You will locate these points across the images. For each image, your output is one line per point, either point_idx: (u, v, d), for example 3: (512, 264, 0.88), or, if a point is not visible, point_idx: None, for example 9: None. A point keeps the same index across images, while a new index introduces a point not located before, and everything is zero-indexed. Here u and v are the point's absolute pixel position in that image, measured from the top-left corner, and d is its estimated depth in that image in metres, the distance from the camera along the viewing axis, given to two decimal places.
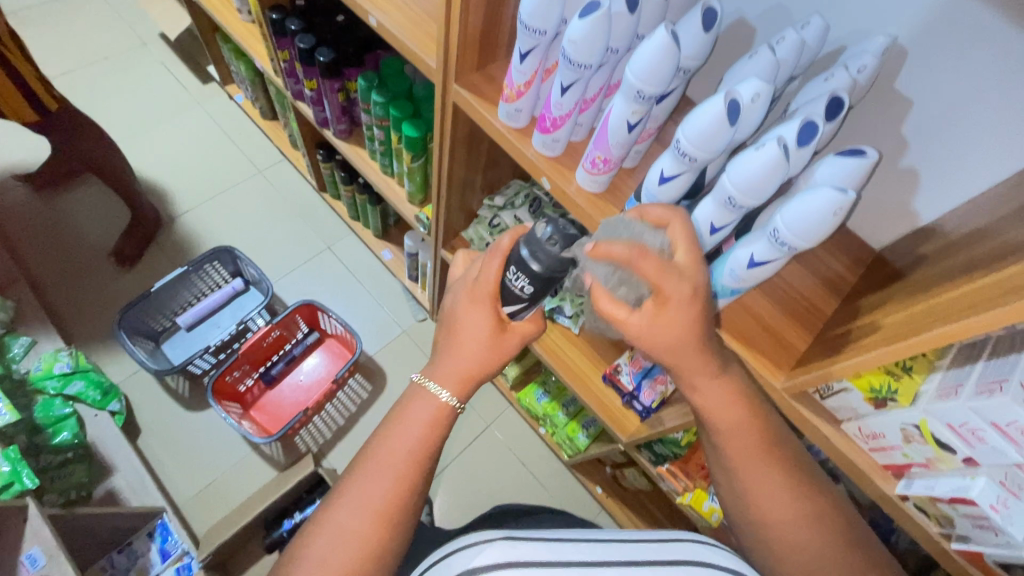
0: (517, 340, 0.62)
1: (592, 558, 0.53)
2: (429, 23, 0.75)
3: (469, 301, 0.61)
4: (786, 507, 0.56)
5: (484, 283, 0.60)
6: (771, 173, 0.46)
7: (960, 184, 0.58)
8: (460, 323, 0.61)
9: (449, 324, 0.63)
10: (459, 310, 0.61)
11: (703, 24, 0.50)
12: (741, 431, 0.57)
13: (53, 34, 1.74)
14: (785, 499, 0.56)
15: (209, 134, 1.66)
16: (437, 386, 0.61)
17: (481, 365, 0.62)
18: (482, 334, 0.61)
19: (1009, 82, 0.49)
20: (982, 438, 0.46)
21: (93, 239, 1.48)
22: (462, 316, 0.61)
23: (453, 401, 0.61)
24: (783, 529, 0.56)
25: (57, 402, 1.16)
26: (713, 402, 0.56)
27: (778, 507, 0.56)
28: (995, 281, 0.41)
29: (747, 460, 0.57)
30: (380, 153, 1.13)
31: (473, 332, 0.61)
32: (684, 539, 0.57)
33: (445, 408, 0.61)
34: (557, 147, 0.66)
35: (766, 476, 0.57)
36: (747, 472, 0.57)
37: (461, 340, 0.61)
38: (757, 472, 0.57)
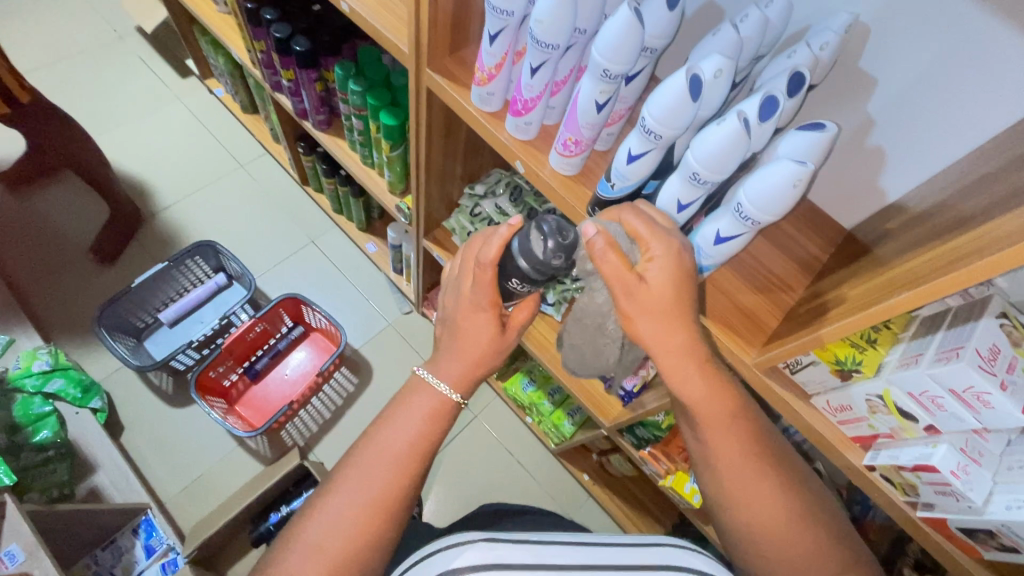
0: (518, 333, 0.66)
1: (574, 560, 0.52)
2: (401, 8, 0.75)
3: (469, 309, 0.63)
4: (768, 503, 0.54)
5: (483, 293, 0.62)
6: (732, 147, 0.47)
7: (924, 161, 0.59)
8: (463, 329, 0.64)
9: (450, 326, 0.65)
10: (459, 314, 0.64)
11: (667, 3, 0.51)
12: (724, 428, 0.56)
13: (26, 28, 1.71)
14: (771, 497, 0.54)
15: (188, 129, 1.64)
16: (436, 381, 0.63)
17: (484, 359, 0.65)
18: (484, 337, 0.64)
19: (968, 57, 0.50)
20: (941, 405, 0.47)
21: (71, 236, 1.45)
22: (463, 321, 0.64)
23: (455, 396, 0.63)
24: (769, 530, 0.54)
25: (37, 400, 1.14)
26: (695, 397, 0.55)
27: (761, 505, 0.54)
28: (950, 251, 0.42)
29: (730, 458, 0.56)
30: (359, 143, 1.12)
31: (476, 336, 0.63)
32: (663, 542, 0.56)
33: (446, 402, 0.63)
34: (530, 130, 0.66)
35: (751, 476, 0.55)
36: (730, 470, 0.56)
37: (464, 339, 0.64)
38: (741, 472, 0.55)
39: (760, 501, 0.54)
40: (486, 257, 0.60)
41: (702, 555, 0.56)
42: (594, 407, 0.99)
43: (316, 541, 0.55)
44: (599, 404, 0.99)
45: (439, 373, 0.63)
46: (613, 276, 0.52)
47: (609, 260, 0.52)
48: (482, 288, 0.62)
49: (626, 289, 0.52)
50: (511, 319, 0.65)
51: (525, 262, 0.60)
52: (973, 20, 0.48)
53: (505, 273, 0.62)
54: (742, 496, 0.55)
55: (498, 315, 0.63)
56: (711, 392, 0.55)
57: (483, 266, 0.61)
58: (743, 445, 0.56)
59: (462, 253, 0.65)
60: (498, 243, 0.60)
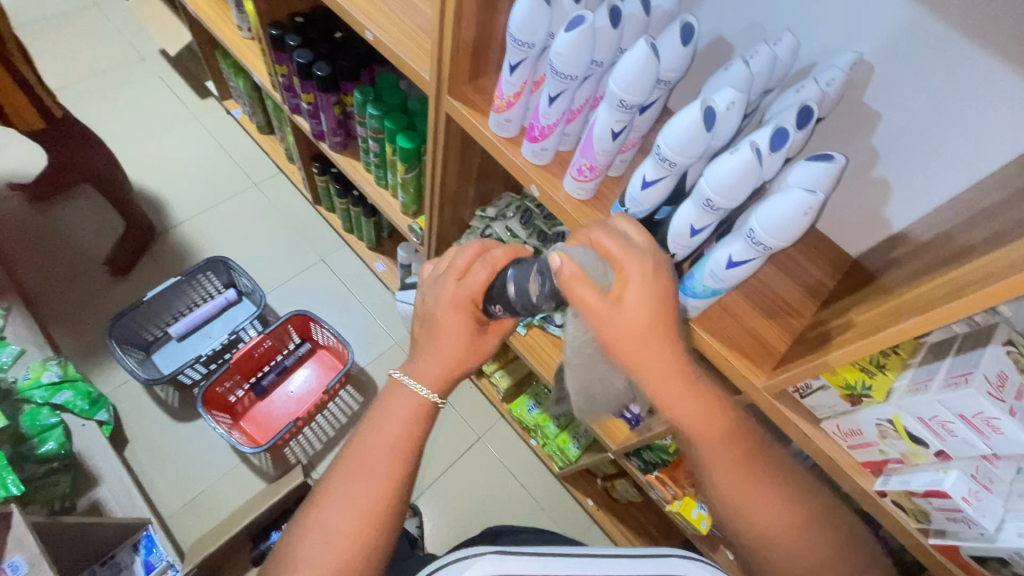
0: (495, 338, 0.66)
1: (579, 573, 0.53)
2: (423, 37, 0.79)
3: (451, 305, 0.62)
4: (775, 515, 0.55)
5: (468, 290, 0.61)
6: (744, 175, 0.49)
7: (928, 193, 0.61)
8: (441, 325, 0.63)
9: (428, 322, 0.64)
10: (437, 309, 0.63)
11: (681, 39, 0.54)
12: (722, 443, 0.56)
13: (55, 49, 1.77)
14: (775, 509, 0.55)
15: (205, 148, 1.68)
16: (415, 383, 0.63)
17: (460, 362, 0.64)
18: (460, 337, 0.63)
19: (969, 94, 0.53)
20: (951, 430, 0.48)
21: (86, 249, 1.48)
22: (441, 315, 0.62)
23: (434, 397, 0.63)
24: (778, 540, 0.55)
25: (43, 411, 1.14)
26: (688, 414, 0.55)
27: (768, 517, 0.55)
28: (956, 279, 0.44)
29: (731, 475, 0.56)
30: (375, 165, 1.15)
31: (452, 334, 0.63)
32: (666, 553, 0.56)
33: (425, 403, 0.63)
34: (546, 155, 0.68)
35: (754, 491, 0.55)
36: (733, 486, 0.56)
37: (440, 337, 0.63)
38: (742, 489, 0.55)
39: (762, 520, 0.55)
40: (490, 259, 0.61)
41: (704, 565, 0.56)
42: (601, 430, 0.99)
43: (328, 554, 0.55)
44: (606, 426, 0.99)
45: (417, 374, 0.63)
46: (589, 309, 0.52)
47: (581, 294, 0.52)
48: (468, 284, 0.61)
49: (604, 320, 0.52)
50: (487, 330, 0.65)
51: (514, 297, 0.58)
52: (973, 59, 0.51)
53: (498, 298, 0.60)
54: (747, 513, 0.55)
55: (475, 318, 0.63)
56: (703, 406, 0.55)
57: (479, 265, 0.61)
58: (740, 458, 0.56)
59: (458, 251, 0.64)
60: (505, 253, 0.61)
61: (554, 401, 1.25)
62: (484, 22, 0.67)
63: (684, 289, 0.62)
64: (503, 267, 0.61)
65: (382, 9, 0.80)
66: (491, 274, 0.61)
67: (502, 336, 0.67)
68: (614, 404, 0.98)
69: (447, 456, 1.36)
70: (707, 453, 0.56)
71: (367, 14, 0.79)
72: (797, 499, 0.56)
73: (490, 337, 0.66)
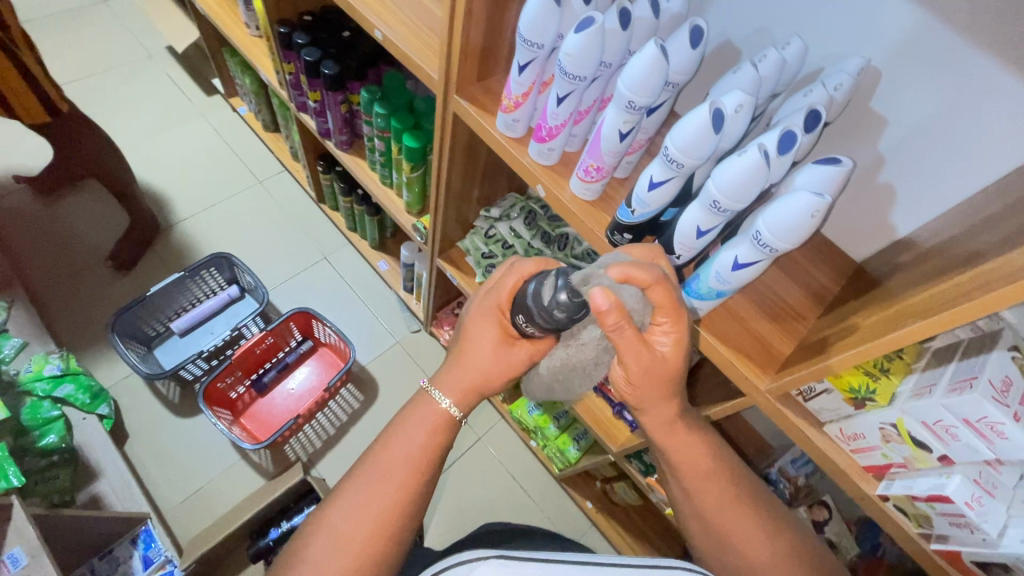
0: (528, 352, 0.64)
1: None
2: (431, 37, 0.79)
3: (479, 313, 0.64)
4: (758, 545, 0.60)
5: (496, 297, 0.62)
6: (752, 177, 0.49)
7: (934, 199, 0.61)
8: (469, 335, 0.64)
9: (460, 333, 0.66)
10: (468, 318, 0.65)
11: (690, 42, 0.54)
12: (712, 478, 0.63)
13: (62, 44, 1.78)
14: (757, 539, 0.60)
15: (211, 145, 1.69)
16: (440, 395, 0.64)
17: (488, 375, 0.64)
18: (488, 344, 0.63)
19: (974, 101, 0.53)
20: (955, 435, 0.48)
21: (91, 244, 1.48)
22: (470, 327, 0.64)
23: (455, 410, 0.64)
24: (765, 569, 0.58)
25: (46, 404, 1.13)
26: (682, 453, 0.64)
27: (751, 545, 0.60)
28: (960, 285, 0.44)
29: (719, 506, 0.62)
30: (380, 164, 1.16)
31: (479, 343, 0.64)
32: (672, 566, 0.56)
33: (445, 415, 0.63)
34: (552, 156, 0.69)
35: (737, 520, 0.61)
36: (709, 491, 0.63)
37: (467, 349, 0.64)
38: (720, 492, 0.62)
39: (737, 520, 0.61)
40: (518, 267, 0.62)
41: None
42: (601, 431, 0.99)
43: (333, 549, 0.55)
44: (606, 428, 0.99)
45: (443, 386, 0.64)
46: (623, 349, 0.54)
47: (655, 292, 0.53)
48: (499, 291, 0.62)
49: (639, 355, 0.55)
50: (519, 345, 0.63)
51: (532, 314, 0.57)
52: (980, 66, 0.51)
53: (523, 308, 0.58)
54: (730, 536, 0.61)
55: (504, 327, 0.63)
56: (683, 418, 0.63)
57: (508, 274, 0.62)
58: (726, 492, 0.62)
59: (499, 269, 0.66)
60: (534, 265, 0.62)
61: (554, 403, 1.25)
62: (493, 23, 0.67)
63: (689, 290, 0.62)
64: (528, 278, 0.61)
65: (391, 9, 0.81)
66: (518, 284, 0.61)
67: (538, 349, 0.64)
68: (616, 407, 0.99)
69: (447, 455, 1.36)
70: (695, 486, 0.63)
71: (376, 13, 0.80)
72: (780, 534, 0.61)
73: (521, 350, 0.63)
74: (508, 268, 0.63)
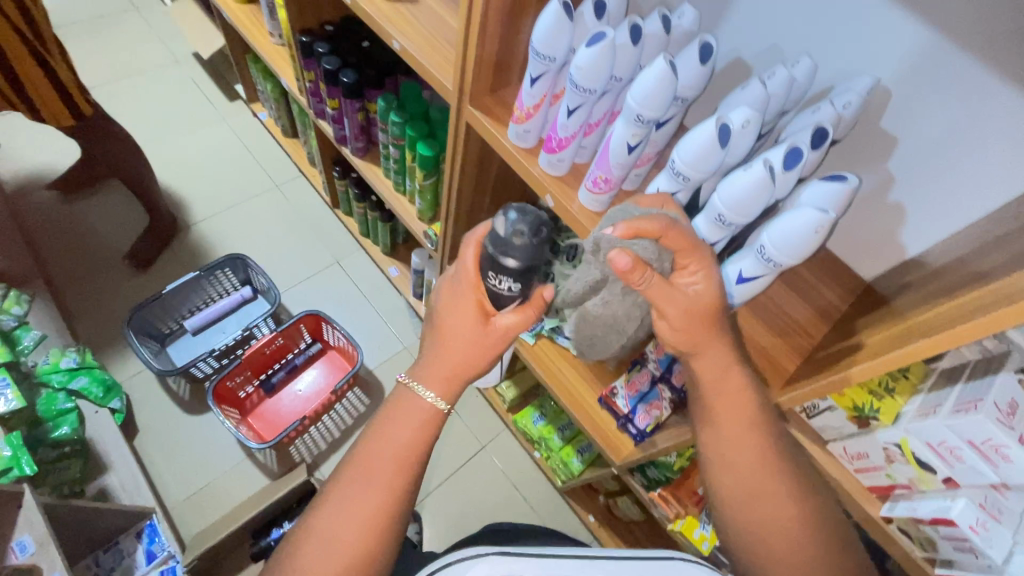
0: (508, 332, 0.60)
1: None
2: (447, 48, 0.81)
3: (451, 298, 0.60)
4: (786, 510, 0.54)
5: (465, 274, 0.59)
6: (758, 192, 0.49)
7: (944, 220, 0.61)
8: (447, 322, 0.60)
9: (434, 324, 0.61)
10: (440, 306, 0.60)
11: (699, 58, 0.55)
12: (749, 428, 0.56)
13: (94, 48, 1.84)
14: (784, 501, 0.54)
15: (231, 149, 1.73)
16: (422, 389, 0.61)
17: (471, 360, 0.60)
18: (468, 330, 0.59)
19: (985, 122, 0.53)
20: (959, 456, 0.47)
21: (111, 242, 1.52)
22: (444, 310, 0.60)
23: (441, 404, 0.61)
24: (785, 536, 0.53)
25: (60, 395, 1.16)
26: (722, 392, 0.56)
27: (778, 510, 0.54)
28: (961, 305, 0.44)
29: (750, 462, 0.55)
30: (394, 171, 1.18)
31: (460, 330, 0.59)
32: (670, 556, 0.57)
33: (432, 409, 0.61)
34: (562, 166, 0.70)
35: (768, 484, 0.54)
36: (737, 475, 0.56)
37: (444, 337, 0.60)
38: (755, 478, 0.55)
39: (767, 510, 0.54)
40: (473, 235, 0.59)
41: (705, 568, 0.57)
42: (605, 444, 0.98)
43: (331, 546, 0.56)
44: (611, 441, 0.98)
45: (426, 379, 0.61)
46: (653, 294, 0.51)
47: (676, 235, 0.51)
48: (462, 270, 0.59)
49: (675, 295, 0.51)
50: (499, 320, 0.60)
51: (510, 259, 0.56)
52: (989, 88, 0.51)
53: (501, 246, 0.56)
54: (755, 499, 0.54)
55: (482, 305, 0.59)
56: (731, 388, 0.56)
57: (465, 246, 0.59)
58: (763, 447, 0.55)
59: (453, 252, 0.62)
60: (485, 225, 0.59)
61: (559, 414, 1.25)
62: (507, 37, 0.69)
63: None
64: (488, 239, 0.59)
65: (408, 21, 0.83)
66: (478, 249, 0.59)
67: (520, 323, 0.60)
68: (620, 419, 0.95)
69: (451, 462, 1.36)
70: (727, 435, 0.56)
71: (394, 24, 0.82)
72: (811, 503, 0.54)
73: (500, 327, 0.60)
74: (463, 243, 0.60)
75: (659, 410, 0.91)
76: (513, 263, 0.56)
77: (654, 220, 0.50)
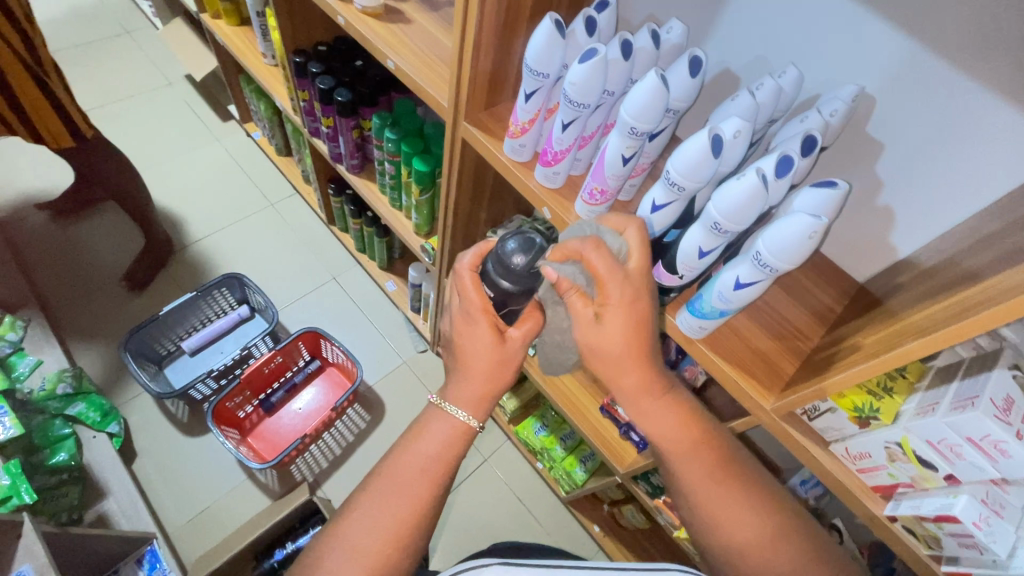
0: (522, 343, 0.65)
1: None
2: (441, 66, 0.83)
3: (464, 323, 0.65)
4: (744, 524, 0.58)
5: (472, 302, 0.63)
6: (751, 200, 0.50)
7: (932, 221, 0.62)
8: (463, 346, 0.65)
9: (453, 349, 0.67)
10: (456, 334, 0.65)
11: (689, 71, 0.57)
12: (696, 455, 0.61)
13: (86, 73, 1.85)
14: (747, 514, 0.58)
15: (225, 169, 1.74)
16: (455, 408, 0.64)
17: (492, 378, 0.65)
18: (485, 349, 0.64)
19: (967, 127, 0.55)
20: (959, 453, 0.48)
21: (108, 265, 1.52)
22: (460, 336, 0.65)
23: (473, 421, 0.65)
24: (749, 551, 0.57)
25: (57, 422, 1.15)
26: (660, 427, 0.61)
27: (735, 524, 0.58)
28: (954, 305, 0.45)
29: (705, 485, 0.60)
30: (390, 187, 1.19)
31: (476, 351, 0.64)
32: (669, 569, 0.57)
33: (464, 427, 0.64)
34: (558, 179, 0.71)
35: (726, 500, 0.59)
36: (703, 496, 0.60)
37: (468, 360, 0.65)
38: (712, 492, 0.59)
39: (733, 526, 0.58)
40: (462, 268, 0.65)
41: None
42: (608, 453, 0.99)
43: (348, 555, 0.56)
44: (614, 450, 0.98)
45: (456, 399, 0.65)
46: (578, 321, 0.57)
47: (592, 261, 0.55)
48: (463, 296, 0.64)
49: (585, 332, 0.57)
50: (513, 335, 0.65)
51: (507, 282, 0.63)
52: (970, 94, 0.53)
53: (502, 271, 0.63)
54: (715, 514, 0.59)
55: (494, 324, 0.64)
56: (672, 418, 0.61)
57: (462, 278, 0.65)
58: (712, 468, 0.60)
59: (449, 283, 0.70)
60: (473, 255, 0.66)
61: (561, 424, 1.25)
62: (500, 55, 0.71)
63: (693, 309, 0.63)
64: (476, 268, 0.65)
65: (403, 40, 0.85)
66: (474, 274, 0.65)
67: (530, 335, 0.66)
68: (622, 427, 0.98)
69: (455, 477, 1.35)
70: (679, 463, 0.61)
71: (388, 44, 0.84)
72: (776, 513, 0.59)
73: (516, 340, 0.65)
74: (456, 275, 0.65)
75: None
76: (508, 284, 0.63)
77: (578, 241, 0.55)
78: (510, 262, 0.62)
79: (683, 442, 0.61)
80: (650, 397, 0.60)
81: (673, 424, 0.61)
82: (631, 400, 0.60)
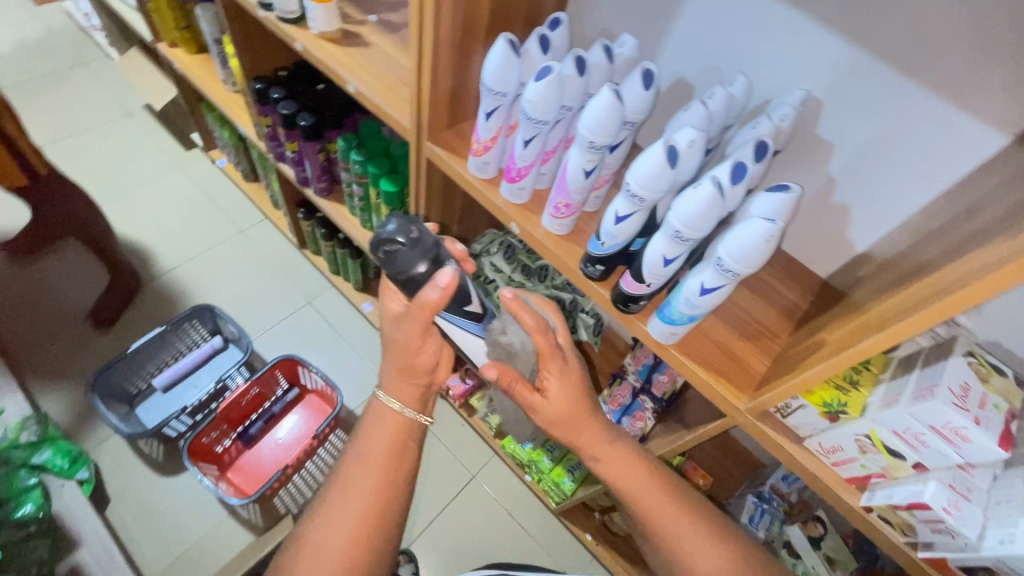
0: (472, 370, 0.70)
1: None
2: (401, 87, 0.83)
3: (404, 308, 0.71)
4: (708, 554, 0.65)
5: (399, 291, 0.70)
6: (709, 208, 0.52)
7: (884, 216, 0.65)
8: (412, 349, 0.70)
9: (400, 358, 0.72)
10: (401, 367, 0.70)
11: (643, 84, 0.58)
12: (651, 493, 0.69)
13: (40, 108, 1.80)
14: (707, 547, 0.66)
15: (191, 198, 1.70)
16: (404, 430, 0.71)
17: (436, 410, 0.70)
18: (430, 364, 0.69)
19: (908, 124, 0.57)
20: (924, 441, 0.50)
21: (70, 305, 1.47)
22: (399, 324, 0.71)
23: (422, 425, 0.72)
24: None
25: (22, 472, 1.09)
26: (614, 471, 0.70)
27: (701, 556, 0.65)
28: (910, 297, 0.47)
29: (669, 519, 0.67)
30: (359, 209, 1.18)
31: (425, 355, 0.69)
32: None
33: None
34: (524, 195, 0.71)
35: (687, 533, 0.66)
36: (667, 532, 0.67)
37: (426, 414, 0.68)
38: (673, 527, 0.67)
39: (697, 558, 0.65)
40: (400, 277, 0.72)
41: None
42: None
43: None
44: None
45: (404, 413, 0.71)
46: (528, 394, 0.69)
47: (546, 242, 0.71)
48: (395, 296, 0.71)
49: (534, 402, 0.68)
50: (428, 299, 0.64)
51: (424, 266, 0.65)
52: (910, 93, 0.55)
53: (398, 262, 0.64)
54: (680, 547, 0.66)
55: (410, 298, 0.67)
56: (624, 465, 0.70)
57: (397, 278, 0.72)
58: (665, 496, 0.69)
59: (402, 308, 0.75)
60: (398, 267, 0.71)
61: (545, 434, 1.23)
62: (459, 74, 0.71)
63: (662, 316, 0.63)
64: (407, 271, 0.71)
65: (362, 64, 0.85)
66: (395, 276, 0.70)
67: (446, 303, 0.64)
68: None
69: (441, 498, 1.33)
70: (639, 501, 0.69)
71: (347, 68, 0.83)
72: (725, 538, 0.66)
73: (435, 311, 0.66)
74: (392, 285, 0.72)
75: (644, 420, 0.91)
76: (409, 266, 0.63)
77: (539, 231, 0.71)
78: (396, 258, 0.59)
79: (636, 484, 0.69)
80: (604, 445, 0.70)
81: (621, 466, 0.70)
82: (590, 450, 0.70)
